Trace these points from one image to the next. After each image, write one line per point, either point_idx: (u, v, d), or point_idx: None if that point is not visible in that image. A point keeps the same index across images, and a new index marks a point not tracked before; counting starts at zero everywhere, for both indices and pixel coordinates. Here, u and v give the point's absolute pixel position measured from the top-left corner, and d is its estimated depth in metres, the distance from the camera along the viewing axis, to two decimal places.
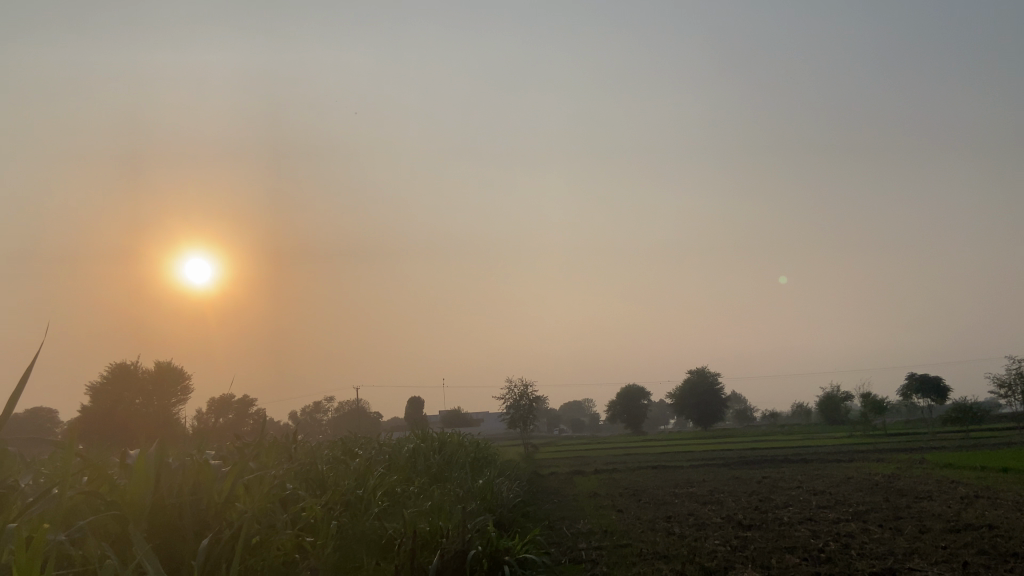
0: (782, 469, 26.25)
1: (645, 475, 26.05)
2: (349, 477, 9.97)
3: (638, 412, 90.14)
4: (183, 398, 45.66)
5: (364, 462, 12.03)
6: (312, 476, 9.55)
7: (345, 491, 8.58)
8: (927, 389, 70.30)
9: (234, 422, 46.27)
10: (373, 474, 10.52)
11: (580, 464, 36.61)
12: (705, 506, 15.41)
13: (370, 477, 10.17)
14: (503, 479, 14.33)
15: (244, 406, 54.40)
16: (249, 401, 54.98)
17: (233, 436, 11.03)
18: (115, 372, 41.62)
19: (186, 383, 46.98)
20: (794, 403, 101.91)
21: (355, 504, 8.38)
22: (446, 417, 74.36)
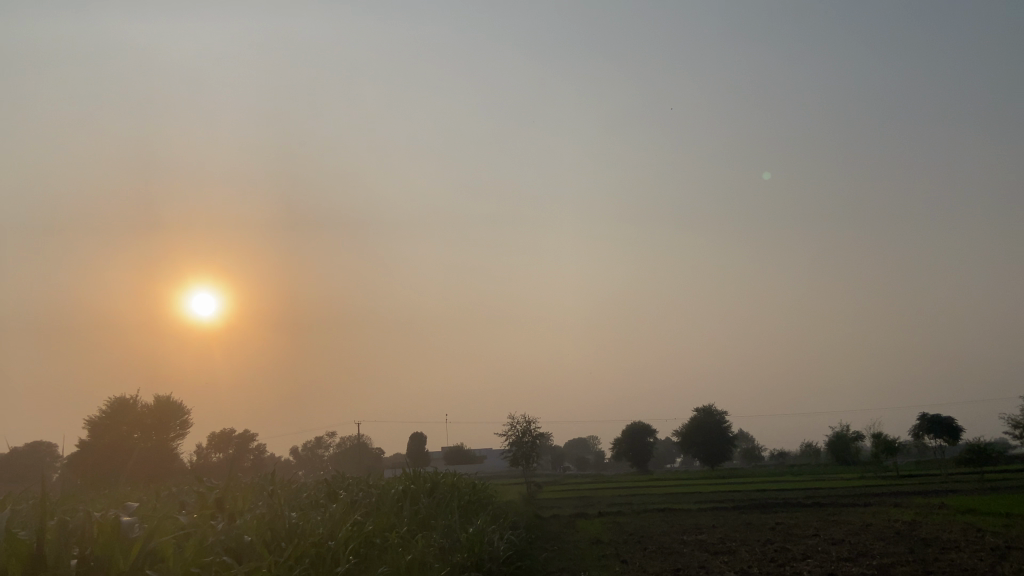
0: (794, 513, 24.98)
1: (650, 519, 24.82)
2: (322, 527, 9.07)
3: (644, 450, 88.46)
4: (182, 433, 44.81)
5: (341, 508, 11.11)
6: (279, 525, 8.66)
7: (307, 547, 7.67)
8: (939, 429, 68.67)
9: (234, 460, 45.34)
10: (350, 524, 9.59)
11: (583, 505, 35.28)
12: (716, 557, 14.32)
13: (345, 527, 9.25)
14: (498, 525, 13.31)
15: (244, 441, 53.45)
16: (250, 436, 53.85)
17: (196, 491, 10.22)
18: (113, 406, 40.69)
19: (186, 418, 46.16)
20: (803, 443, 99.96)
21: (318, 563, 7.46)
22: (449, 454, 73.06)
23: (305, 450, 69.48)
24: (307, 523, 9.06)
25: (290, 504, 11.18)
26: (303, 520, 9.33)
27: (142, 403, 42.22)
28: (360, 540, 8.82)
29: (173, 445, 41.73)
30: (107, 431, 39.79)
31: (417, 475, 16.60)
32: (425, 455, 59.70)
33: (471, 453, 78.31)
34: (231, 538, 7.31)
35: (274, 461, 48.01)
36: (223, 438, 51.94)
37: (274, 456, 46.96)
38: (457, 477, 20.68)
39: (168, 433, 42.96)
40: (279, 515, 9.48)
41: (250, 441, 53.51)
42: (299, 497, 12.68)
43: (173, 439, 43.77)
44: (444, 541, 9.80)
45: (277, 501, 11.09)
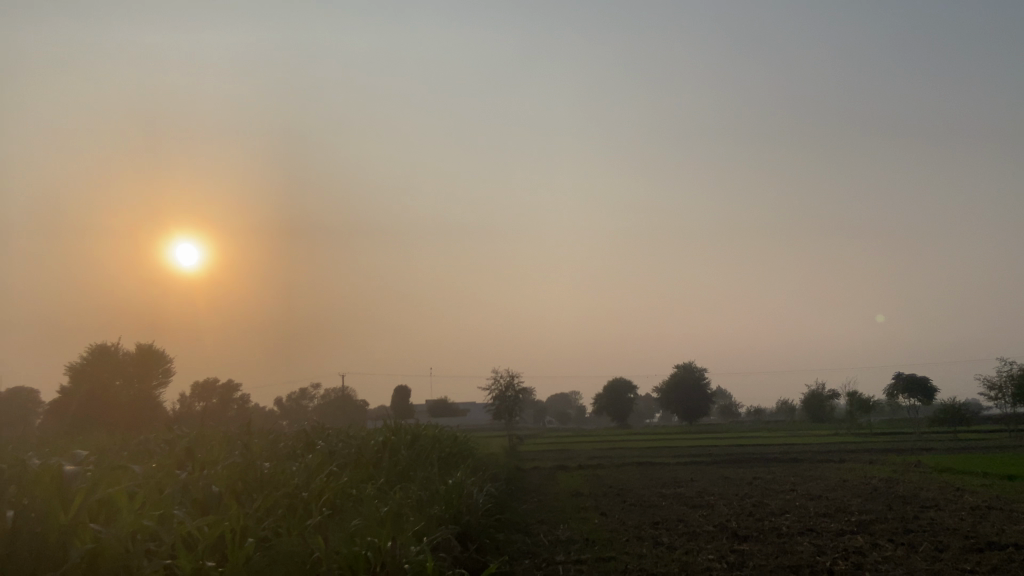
0: (772, 469, 25.14)
1: (630, 472, 24.90)
2: (295, 479, 8.84)
3: (625, 405, 89.29)
4: (163, 381, 44.51)
5: (316, 459, 10.89)
6: (250, 476, 8.42)
7: (276, 499, 7.43)
8: (915, 388, 69.65)
9: (216, 409, 45.16)
10: (325, 476, 9.37)
11: (564, 459, 35.49)
12: (696, 511, 14.29)
13: (319, 479, 9.04)
14: (477, 477, 13.16)
15: (227, 390, 53.24)
16: (233, 386, 53.60)
17: (167, 444, 9.95)
18: (94, 353, 40.24)
19: (167, 366, 45.79)
20: (780, 401, 101.33)
21: (289, 517, 7.25)
22: (432, 406, 73.34)
23: (288, 399, 69.44)
24: (280, 475, 8.84)
25: (264, 454, 10.96)
26: (275, 471, 9.10)
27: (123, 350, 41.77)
28: (333, 492, 8.60)
29: (156, 393, 41.44)
30: (88, 377, 39.40)
31: (397, 426, 16.41)
32: (408, 408, 59.84)
33: (453, 406, 78.69)
34: (198, 490, 7.05)
35: (257, 411, 47.87)
36: (205, 387, 51.68)
37: (257, 407, 46.84)
38: (439, 429, 20.53)
39: (150, 381, 42.61)
40: (252, 465, 9.25)
41: (233, 390, 53.31)
42: (275, 447, 12.48)
43: (156, 388, 43.45)
44: (421, 492, 9.61)
45: (251, 451, 10.86)
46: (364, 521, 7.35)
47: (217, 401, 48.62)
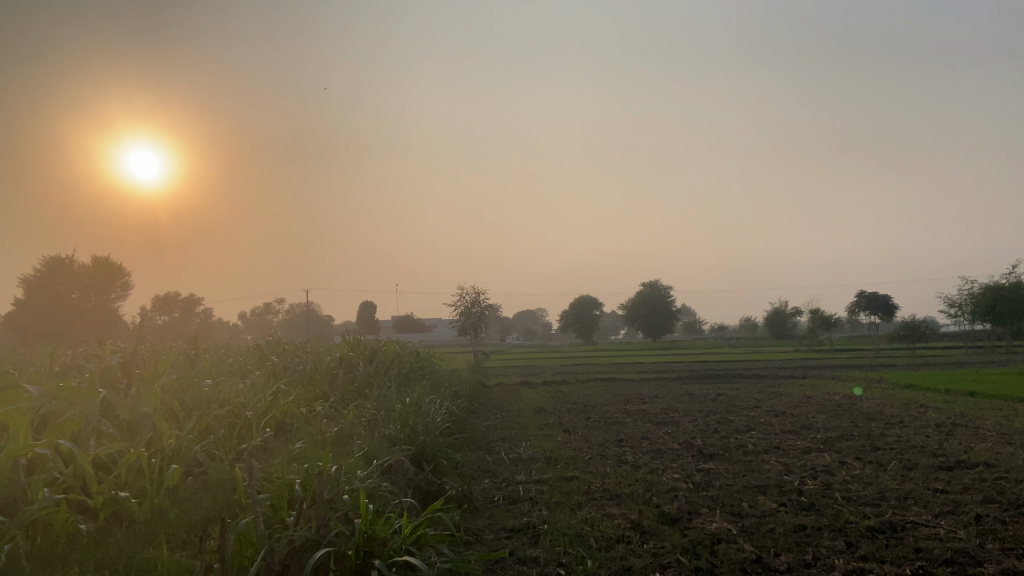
0: (735, 385, 25.26)
1: (594, 388, 24.81)
2: (235, 397, 8.17)
3: (591, 322, 89.97)
4: (122, 295, 43.19)
5: (264, 377, 10.22)
6: (184, 395, 7.72)
7: (209, 420, 6.77)
8: (875, 306, 70.99)
9: (178, 324, 44.09)
10: (270, 395, 8.73)
11: (529, 374, 35.59)
12: (661, 428, 14.10)
13: (262, 398, 8.39)
14: (438, 395, 12.69)
15: (189, 305, 52.06)
16: (196, 300, 52.62)
17: (96, 362, 9.15)
18: (50, 264, 38.86)
19: (126, 279, 44.29)
20: (743, 318, 103.01)
21: (222, 438, 6.61)
22: (398, 321, 73.02)
23: (253, 314, 68.47)
24: (219, 393, 8.18)
25: (206, 371, 10.27)
26: (217, 389, 8.45)
27: (80, 263, 40.42)
28: (279, 412, 8.00)
29: (115, 308, 40.48)
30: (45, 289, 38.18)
31: (356, 341, 15.77)
32: (375, 324, 59.51)
33: (420, 322, 78.60)
34: (119, 411, 6.36)
35: (220, 325, 46.93)
36: (167, 300, 50.42)
37: (219, 322, 45.84)
38: (402, 345, 20.04)
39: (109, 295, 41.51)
40: (189, 382, 8.53)
41: (196, 304, 52.39)
42: (225, 363, 11.80)
43: (115, 301, 42.37)
44: (375, 412, 9.08)
45: (194, 369, 10.19)
46: (307, 443, 6.74)
47: (180, 316, 47.75)
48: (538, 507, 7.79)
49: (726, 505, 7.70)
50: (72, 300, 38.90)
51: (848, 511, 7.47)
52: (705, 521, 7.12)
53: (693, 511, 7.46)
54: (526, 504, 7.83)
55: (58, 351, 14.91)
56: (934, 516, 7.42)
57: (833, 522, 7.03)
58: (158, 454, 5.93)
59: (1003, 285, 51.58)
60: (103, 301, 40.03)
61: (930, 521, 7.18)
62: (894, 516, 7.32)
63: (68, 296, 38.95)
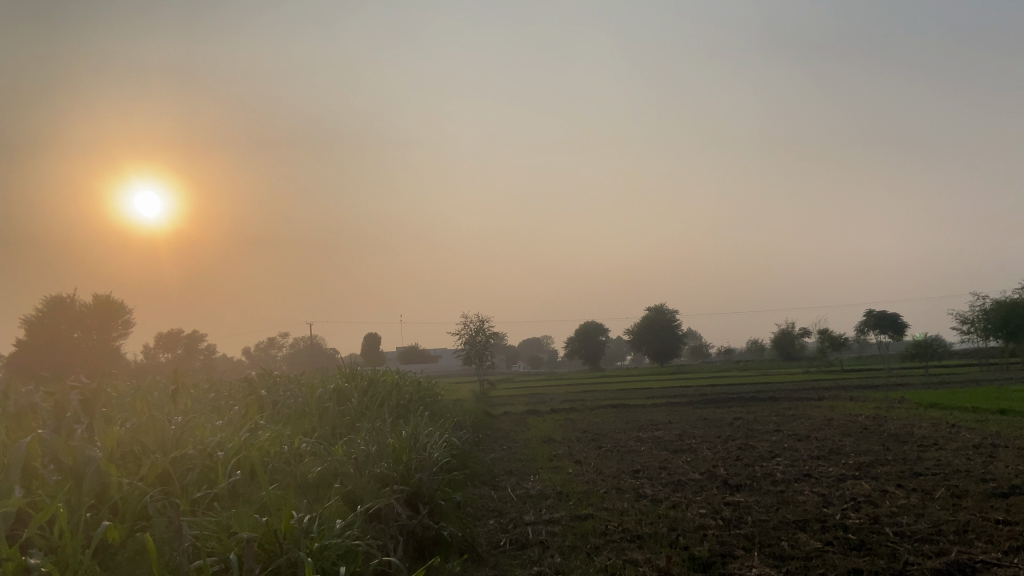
0: (749, 408, 24.35)
1: (604, 416, 23.87)
2: (205, 436, 7.31)
3: (596, 348, 88.91)
4: (123, 334, 42.47)
5: (245, 412, 9.34)
6: (146, 435, 6.88)
7: (167, 464, 5.93)
8: (885, 324, 69.96)
9: (179, 361, 43.28)
10: (247, 432, 7.85)
11: (536, 402, 34.63)
12: (678, 456, 13.16)
13: (236, 434, 7.51)
14: (437, 426, 11.81)
15: (193, 341, 51.34)
16: (199, 336, 51.85)
17: (57, 405, 8.30)
18: (51, 305, 38.12)
19: (128, 318, 43.61)
20: (750, 340, 101.84)
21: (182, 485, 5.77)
22: (403, 353, 72.15)
23: (257, 349, 67.69)
24: (189, 432, 7.36)
25: (184, 409, 9.43)
26: (187, 428, 7.62)
27: (81, 301, 39.73)
28: (255, 450, 7.12)
29: (118, 345, 39.74)
30: (45, 330, 37.43)
31: (351, 369, 14.90)
32: (380, 356, 58.58)
33: (424, 353, 77.69)
34: (61, 458, 5.55)
35: (222, 362, 46.08)
36: (170, 337, 49.68)
37: (221, 358, 45.00)
38: (402, 375, 19.18)
39: (111, 333, 40.76)
40: (155, 421, 7.67)
41: (199, 340, 51.59)
42: (207, 399, 10.97)
43: (117, 340, 41.60)
44: (366, 448, 8.18)
45: (169, 409, 9.34)
46: (281, 486, 5.91)
47: (183, 353, 46.95)
48: (550, 552, 6.86)
49: (764, 546, 6.77)
50: (74, 339, 38.21)
51: (905, 550, 6.51)
52: (743, 565, 6.19)
53: (727, 554, 6.53)
54: (537, 550, 6.90)
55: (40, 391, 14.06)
56: (1005, 553, 6.47)
57: (891, 564, 6.09)
58: (100, 509, 5.08)
59: (1016, 300, 50.60)
60: (106, 339, 39.35)
61: (1003, 559, 6.24)
62: (960, 555, 6.36)
63: (69, 336, 38.25)
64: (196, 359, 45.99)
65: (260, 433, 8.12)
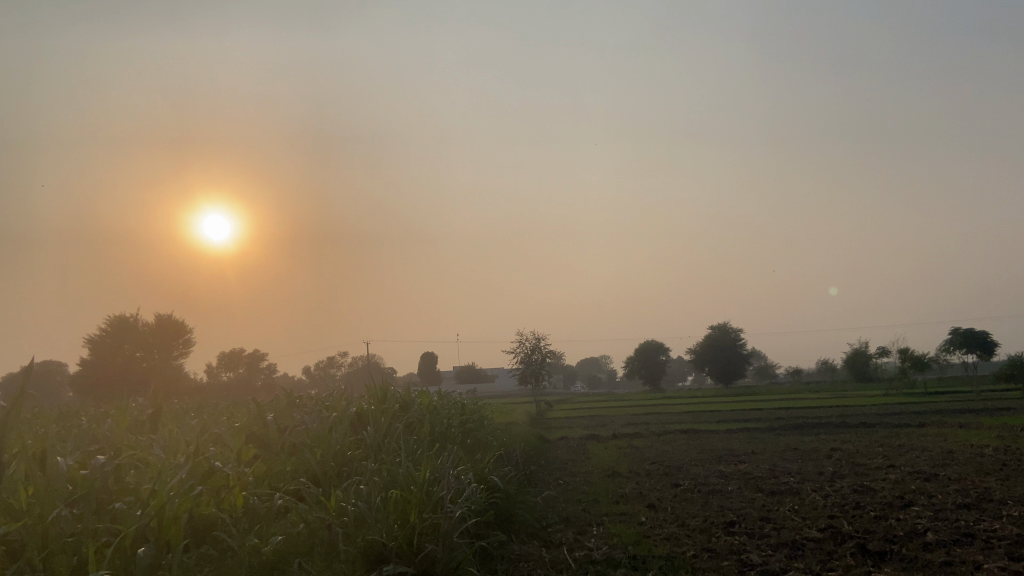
0: (841, 436, 21.29)
1: (674, 443, 21.24)
2: (123, 498, 5.22)
3: (657, 369, 85.55)
4: (184, 353, 41.70)
5: (215, 452, 7.19)
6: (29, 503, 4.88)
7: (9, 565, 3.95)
8: (972, 343, 64.79)
9: (238, 380, 42.26)
10: (193, 474, 5.70)
11: (597, 425, 32.05)
12: (779, 501, 10.51)
13: (170, 482, 5.37)
14: (473, 460, 9.46)
15: (256, 359, 50.55)
16: (261, 354, 50.89)
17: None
18: (115, 325, 37.33)
19: (190, 337, 42.92)
20: (820, 360, 96.79)
21: None
22: (460, 372, 70.33)
23: (317, 369, 66.91)
24: (97, 491, 5.23)
25: (139, 443, 7.33)
26: (110, 476, 5.58)
27: (143, 320, 38.93)
28: (189, 511, 4.99)
29: (181, 364, 38.83)
30: (110, 351, 36.68)
31: (381, 387, 12.66)
32: (437, 375, 56.77)
33: (482, 372, 75.62)
34: None
35: (282, 381, 44.91)
36: (233, 357, 48.96)
37: (280, 378, 43.75)
38: (445, 396, 16.92)
39: (174, 352, 40.06)
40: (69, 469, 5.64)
41: (260, 359, 50.73)
42: (193, 428, 8.86)
43: (180, 358, 40.87)
44: (363, 500, 5.92)
45: (127, 444, 7.32)
46: None
47: (244, 371, 45.96)
48: None
49: None
50: (137, 360, 37.42)
51: None
52: None
53: None
54: None
55: (52, 414, 12.45)
56: None
57: None
58: None
59: None
60: (169, 359, 38.43)
61: None
62: None
63: (132, 356, 37.46)
64: (255, 378, 44.95)
65: (216, 478, 5.97)
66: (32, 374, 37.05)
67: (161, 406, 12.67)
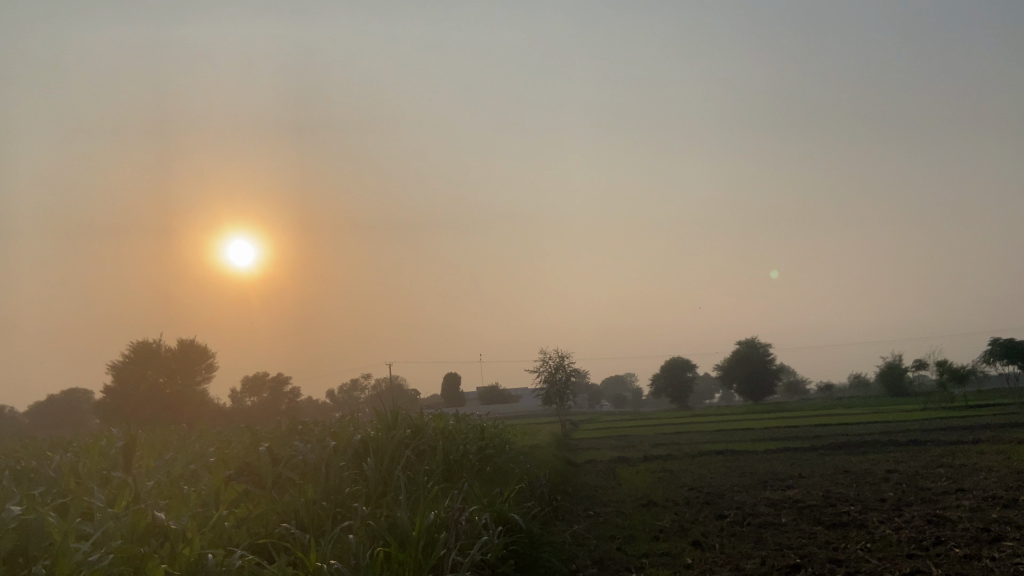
0: (892, 455, 19.71)
1: (711, 466, 19.74)
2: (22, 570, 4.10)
3: (684, 386, 83.54)
4: (205, 377, 40.83)
5: (174, 496, 6.02)
6: None
7: None
8: (1013, 354, 62.17)
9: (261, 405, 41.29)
10: (124, 526, 4.57)
11: (625, 446, 30.54)
12: (845, 537, 9.11)
13: (82, 545, 4.21)
14: (492, 495, 8.18)
15: (280, 383, 49.63)
16: (285, 378, 49.98)
17: None
18: (138, 351, 36.47)
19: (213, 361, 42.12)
20: (852, 375, 94.19)
21: None
22: (484, 392, 69.01)
23: (342, 392, 65.99)
24: None
25: (88, 486, 6.21)
26: (19, 534, 4.47)
27: (166, 346, 38.11)
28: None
29: (204, 389, 37.94)
30: (133, 377, 35.82)
31: (390, 412, 11.33)
32: (461, 396, 55.48)
33: (507, 392, 74.24)
34: None
35: (305, 404, 43.85)
36: (257, 381, 48.11)
37: (302, 402, 42.66)
38: (463, 419, 15.67)
39: (197, 377, 39.23)
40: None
41: (284, 382, 49.84)
42: (165, 465, 7.72)
43: (202, 383, 40.01)
44: (342, 560, 4.72)
45: (76, 487, 6.22)
46: None
47: (267, 395, 45.05)
48: None
49: None
50: (161, 386, 36.56)
51: None
52: None
53: None
54: None
55: (39, 448, 11.42)
56: None
57: None
58: None
59: None
60: (191, 383, 37.55)
61: None
62: None
63: (155, 382, 36.61)
64: (279, 402, 43.96)
65: (158, 532, 4.85)
66: (54, 401, 36.34)
67: (156, 435, 11.58)
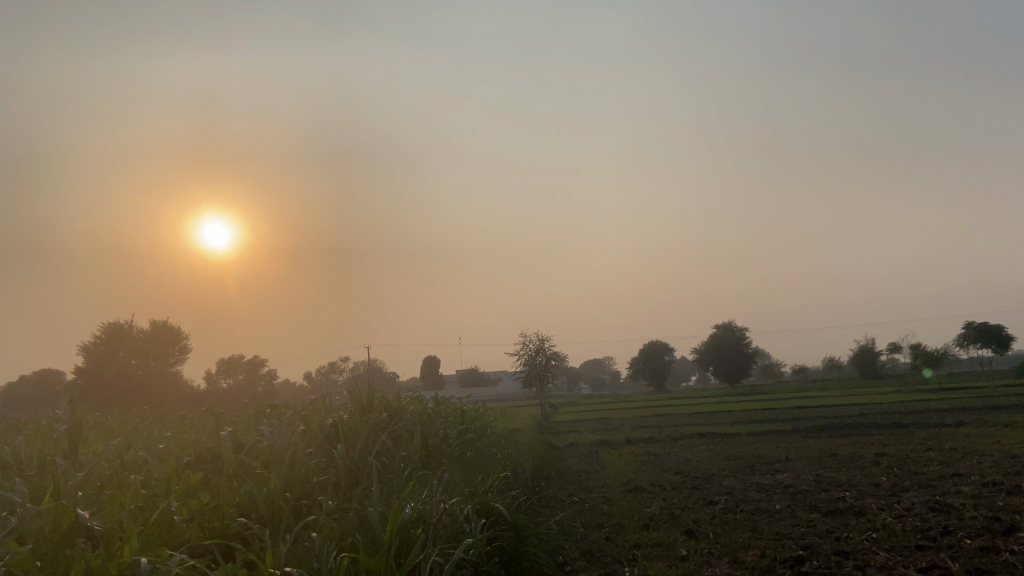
0: (878, 438, 19.45)
1: (696, 449, 19.32)
2: None
3: (662, 369, 83.52)
4: (179, 359, 39.83)
5: (112, 487, 5.34)
6: None
7: None
8: (988, 338, 62.59)
9: (237, 387, 40.38)
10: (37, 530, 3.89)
11: (607, 429, 30.16)
12: (847, 525, 8.61)
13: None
14: (474, 483, 7.55)
15: (257, 366, 48.76)
16: (262, 361, 49.05)
17: None
18: (109, 332, 35.47)
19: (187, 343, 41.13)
20: (827, 358, 94.74)
21: None
22: (462, 375, 68.42)
23: (319, 375, 65.12)
24: None
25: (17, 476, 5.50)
26: None
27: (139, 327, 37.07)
28: None
29: (178, 371, 36.99)
30: (104, 359, 34.77)
31: (365, 393, 10.55)
32: (440, 379, 54.83)
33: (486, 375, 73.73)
34: None
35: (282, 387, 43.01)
36: (232, 363, 47.17)
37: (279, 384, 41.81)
38: (443, 402, 15.05)
39: (171, 358, 38.29)
40: None
41: (260, 365, 48.93)
42: (112, 452, 7.01)
43: (177, 365, 39.08)
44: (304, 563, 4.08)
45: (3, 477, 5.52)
46: None
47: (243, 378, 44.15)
48: None
49: None
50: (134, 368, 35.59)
51: None
52: None
53: None
54: None
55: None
56: None
57: None
58: None
59: None
60: (164, 365, 36.55)
61: None
62: None
63: (127, 363, 35.60)
64: (255, 385, 43.06)
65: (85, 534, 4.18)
66: (22, 383, 35.22)
67: (114, 417, 10.82)
